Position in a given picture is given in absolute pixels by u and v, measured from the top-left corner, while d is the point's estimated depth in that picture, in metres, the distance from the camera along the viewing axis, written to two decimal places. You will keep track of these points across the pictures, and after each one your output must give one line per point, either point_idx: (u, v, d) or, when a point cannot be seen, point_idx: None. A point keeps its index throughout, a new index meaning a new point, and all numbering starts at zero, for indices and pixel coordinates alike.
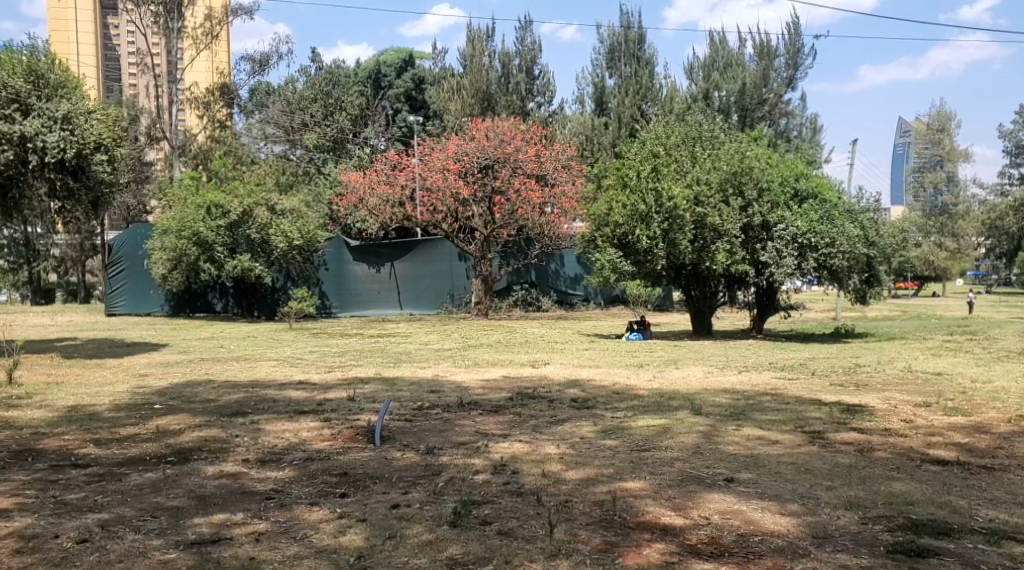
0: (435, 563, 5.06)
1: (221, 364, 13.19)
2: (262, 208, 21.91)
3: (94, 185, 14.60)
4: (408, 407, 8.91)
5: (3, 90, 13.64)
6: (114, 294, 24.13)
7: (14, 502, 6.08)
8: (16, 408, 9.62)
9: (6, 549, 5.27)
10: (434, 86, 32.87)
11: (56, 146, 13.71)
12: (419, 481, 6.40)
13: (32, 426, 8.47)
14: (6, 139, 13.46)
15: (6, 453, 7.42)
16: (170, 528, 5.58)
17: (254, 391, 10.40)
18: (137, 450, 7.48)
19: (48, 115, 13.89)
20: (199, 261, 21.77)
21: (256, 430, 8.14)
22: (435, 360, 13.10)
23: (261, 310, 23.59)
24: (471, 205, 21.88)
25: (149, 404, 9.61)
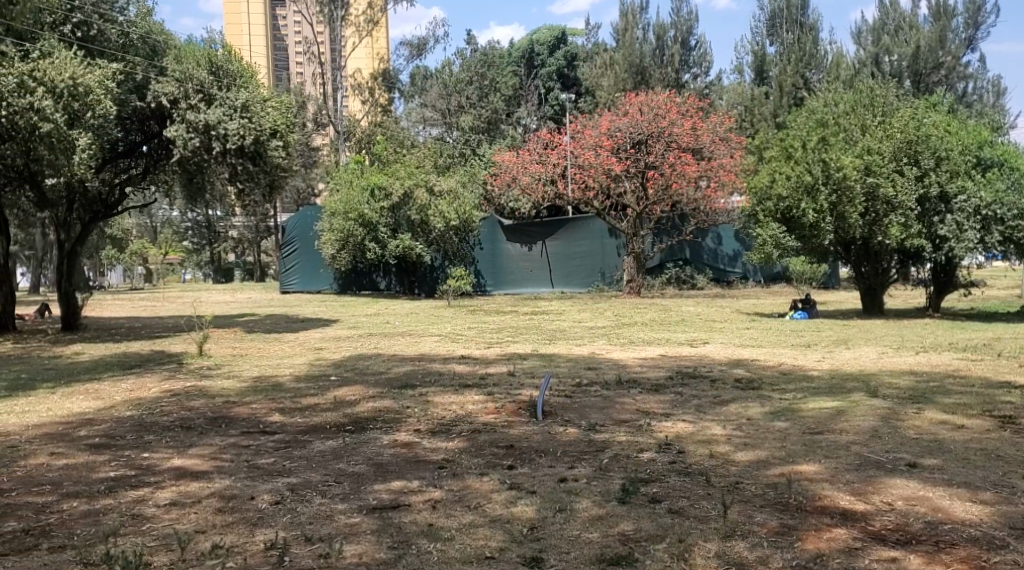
0: (607, 537, 5.10)
1: (387, 338, 13.67)
2: (421, 189, 22.36)
3: (271, 169, 16.05)
4: (568, 383, 8.99)
5: (189, 82, 15.17)
6: (289, 272, 26.66)
7: (213, 465, 6.52)
8: (208, 377, 10.34)
9: (210, 507, 5.66)
10: (588, 62, 32.70)
11: (236, 133, 15.08)
12: (584, 456, 6.46)
13: (223, 396, 9.08)
14: (193, 128, 14.99)
15: (202, 420, 7.97)
16: (352, 493, 5.85)
17: (420, 364, 10.75)
18: (318, 419, 7.86)
19: (229, 104, 15.33)
20: (365, 242, 23.04)
21: (425, 402, 8.40)
22: (591, 338, 13.14)
23: (421, 289, 24.34)
24: (623, 181, 21.65)
25: (326, 376, 10.10)
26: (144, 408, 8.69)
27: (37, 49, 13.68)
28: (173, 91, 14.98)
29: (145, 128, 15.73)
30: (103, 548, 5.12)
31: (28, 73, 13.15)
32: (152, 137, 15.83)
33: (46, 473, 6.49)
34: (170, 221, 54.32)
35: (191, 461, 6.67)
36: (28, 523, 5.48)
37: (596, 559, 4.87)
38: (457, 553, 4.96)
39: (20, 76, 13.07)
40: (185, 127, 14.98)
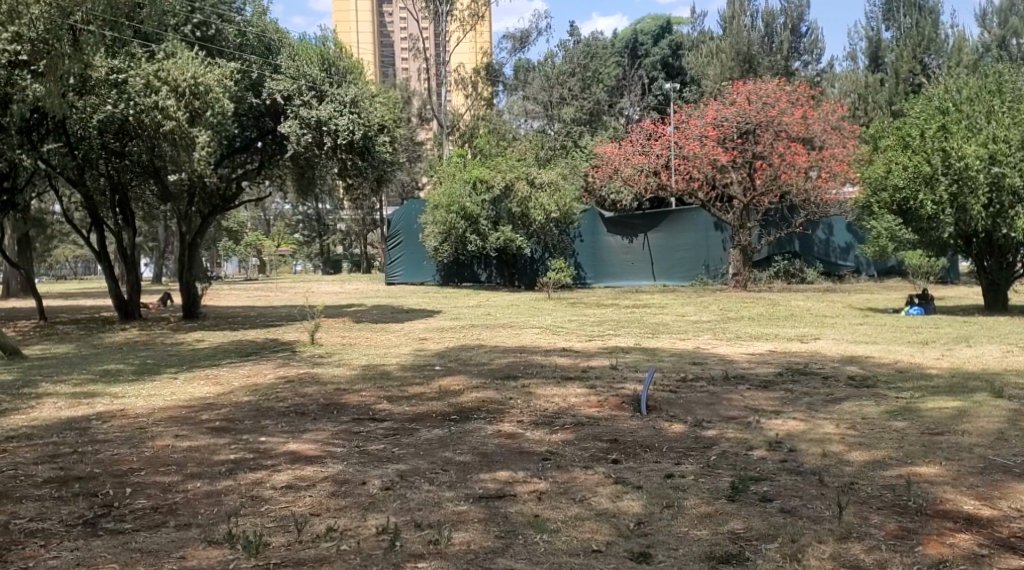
0: (716, 535, 5.02)
1: (490, 330, 13.77)
2: (523, 182, 22.47)
3: (379, 163, 16.44)
4: (672, 377, 8.90)
5: (302, 78, 15.61)
6: (394, 264, 27.21)
7: (325, 451, 6.68)
8: (319, 365, 10.63)
9: (324, 491, 5.81)
10: (693, 51, 32.31)
11: (346, 129, 15.49)
12: (690, 453, 6.37)
13: (333, 383, 9.31)
14: (306, 124, 15.43)
15: (314, 406, 8.19)
16: (459, 481, 5.92)
17: (522, 356, 10.79)
18: (424, 408, 7.97)
19: (339, 100, 15.70)
20: (467, 234, 23.11)
21: (528, 393, 8.42)
22: (695, 332, 12.97)
23: (521, 281, 24.53)
24: (730, 172, 21.23)
25: (430, 366, 10.23)
26: (260, 394, 8.98)
27: (162, 49, 14.26)
28: (287, 87, 15.39)
29: (259, 125, 16.19)
30: (224, 528, 5.30)
31: (154, 73, 13.85)
32: (266, 133, 16.29)
33: (171, 454, 6.78)
34: (282, 214, 56.31)
35: (304, 445, 6.86)
36: (155, 502, 5.73)
37: (706, 557, 4.81)
38: (564, 545, 4.96)
39: (146, 77, 13.82)
40: (299, 123, 15.42)
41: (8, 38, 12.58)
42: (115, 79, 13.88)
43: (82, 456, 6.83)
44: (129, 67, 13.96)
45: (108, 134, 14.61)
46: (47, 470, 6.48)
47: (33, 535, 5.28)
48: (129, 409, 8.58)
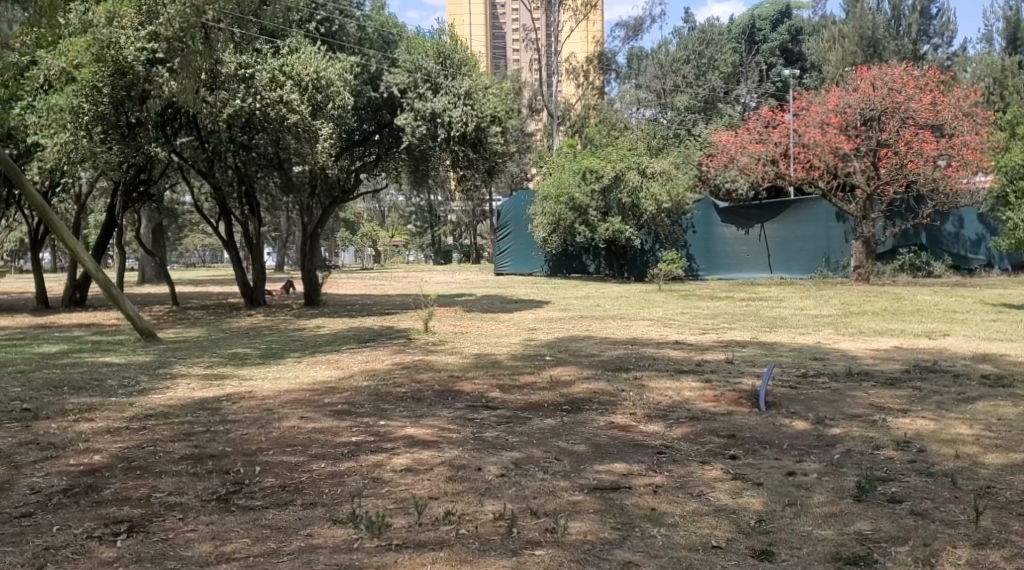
0: (842, 535, 4.86)
1: (602, 321, 13.69)
2: (633, 171, 22.18)
3: (491, 154, 16.62)
4: (792, 373, 8.67)
5: (418, 71, 15.87)
6: (504, 255, 27.95)
7: (442, 436, 6.77)
8: (432, 352, 10.77)
9: (441, 476, 5.89)
10: (815, 37, 31.48)
11: (460, 121, 15.70)
12: (812, 450, 6.19)
13: (447, 370, 9.43)
14: (421, 117, 15.66)
15: (429, 393, 8.30)
16: (573, 472, 5.89)
17: (635, 348, 10.69)
18: (537, 397, 7.97)
19: (453, 92, 15.93)
20: (576, 225, 23.20)
21: (641, 386, 8.33)
22: (815, 326, 12.60)
23: (631, 272, 24.38)
24: (852, 160, 20.53)
25: (541, 355, 10.23)
26: (377, 379, 9.16)
27: (286, 44, 14.92)
28: (403, 80, 15.79)
29: (377, 117, 16.43)
30: (347, 508, 5.42)
31: (279, 68, 14.37)
32: (383, 125, 16.50)
33: (295, 435, 6.98)
34: (395, 205, 57.47)
35: (421, 430, 6.96)
36: (282, 481, 5.91)
37: (832, 558, 4.65)
38: (683, 539, 4.88)
39: (272, 71, 14.29)
40: (415, 115, 15.65)
41: (145, 37, 13.96)
42: (243, 74, 14.28)
43: (214, 435, 7.10)
44: (256, 63, 14.40)
45: (235, 128, 14.86)
46: (181, 447, 6.75)
47: (171, 508, 5.50)
48: (255, 391, 8.87)
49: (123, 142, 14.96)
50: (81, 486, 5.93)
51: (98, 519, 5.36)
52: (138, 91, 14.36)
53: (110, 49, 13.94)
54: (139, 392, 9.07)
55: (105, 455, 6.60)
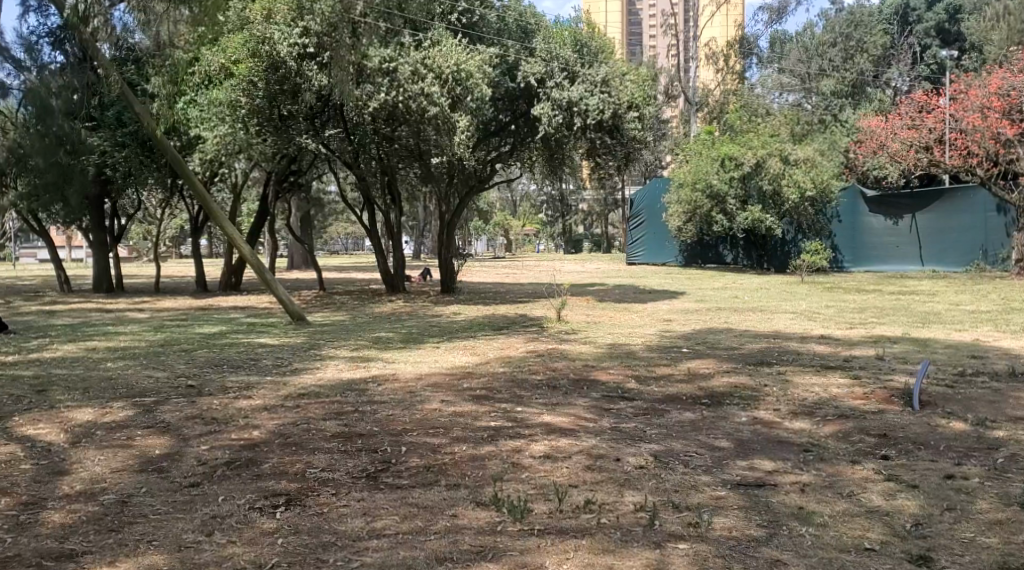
0: (1009, 545, 4.59)
1: (741, 313, 13.38)
2: (775, 158, 21.55)
3: (628, 141, 16.46)
4: (948, 371, 8.24)
5: (555, 60, 15.90)
6: (637, 244, 27.92)
7: (580, 425, 6.75)
8: (567, 341, 10.77)
9: (580, 464, 5.87)
10: (974, 15, 29.91)
11: (597, 108, 15.61)
12: (972, 453, 5.87)
13: (583, 359, 9.40)
14: (558, 105, 15.66)
15: (565, 381, 8.29)
16: (715, 466, 5.77)
17: (777, 342, 10.39)
18: (675, 390, 7.85)
19: (590, 80, 15.91)
20: (712, 213, 22.75)
21: (784, 381, 8.10)
22: (972, 322, 11.95)
23: (770, 263, 23.82)
24: (1016, 147, 19.24)
25: (678, 347, 10.07)
26: (514, 366, 9.22)
27: (428, 37, 15.11)
28: (540, 70, 15.67)
29: (513, 107, 16.63)
30: (490, 492, 5.48)
31: (421, 61, 14.64)
32: (519, 115, 16.70)
33: (437, 418, 7.09)
34: (527, 194, 57.88)
35: (559, 418, 6.96)
36: (426, 462, 6.03)
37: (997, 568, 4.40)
38: (833, 540, 4.70)
39: (415, 65, 14.61)
40: (551, 104, 15.66)
41: (297, 33, 14.31)
42: (387, 68, 14.69)
43: (361, 415, 7.29)
44: (400, 56, 14.73)
45: (380, 121, 15.33)
46: (332, 426, 6.98)
47: (324, 484, 5.70)
48: (398, 375, 9.07)
49: (277, 133, 15.58)
50: (241, 459, 6.20)
51: (259, 492, 5.59)
52: (290, 85, 14.88)
53: (265, 45, 14.39)
54: (290, 373, 9.40)
55: (263, 431, 6.89)
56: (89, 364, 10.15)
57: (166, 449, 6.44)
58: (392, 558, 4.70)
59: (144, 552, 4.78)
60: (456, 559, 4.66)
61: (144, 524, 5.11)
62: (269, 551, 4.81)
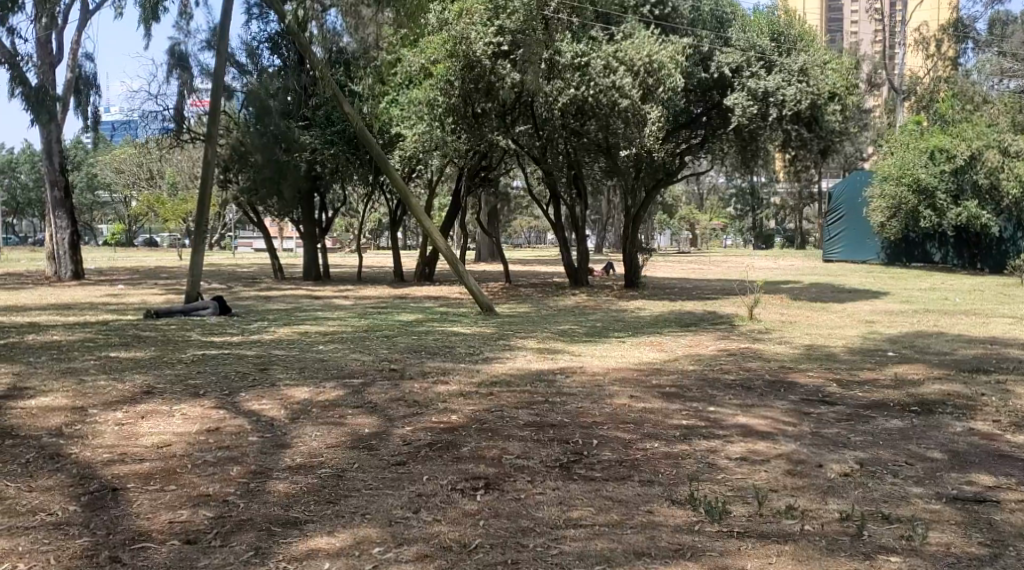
0: None
1: (951, 316, 12.58)
2: (994, 150, 19.96)
3: (826, 133, 15.87)
4: None
5: (751, 49, 15.44)
6: (834, 240, 26.85)
7: (778, 428, 6.55)
8: (761, 341, 10.46)
9: (780, 468, 5.68)
10: None
11: (794, 98, 15.06)
12: None
13: (779, 360, 9.11)
14: (753, 96, 15.17)
15: (761, 382, 8.06)
16: (928, 478, 5.45)
17: (994, 348, 9.70)
18: (881, 395, 7.46)
19: (788, 69, 15.40)
20: (920, 209, 21.55)
21: (1004, 390, 7.55)
22: None
23: (985, 263, 22.26)
24: None
25: (882, 351, 9.59)
26: (705, 364, 9.05)
27: (621, 31, 15.08)
28: (736, 60, 15.33)
29: (706, 98, 16.29)
30: (686, 489, 5.41)
31: (613, 55, 14.60)
32: (712, 106, 16.33)
33: (628, 413, 7.06)
34: (716, 187, 56.82)
35: (755, 420, 6.77)
36: (619, 456, 6.02)
37: None
38: None
39: (607, 59, 14.61)
40: (746, 94, 15.18)
41: (492, 32, 14.49)
42: (579, 62, 14.74)
43: (553, 406, 7.35)
44: (591, 51, 14.77)
45: (569, 115, 15.43)
46: (526, 415, 7.07)
47: (520, 470, 5.79)
48: (588, 368, 9.10)
49: (470, 131, 16.03)
50: (442, 442, 6.39)
51: (460, 474, 5.75)
52: (484, 83, 15.16)
53: (462, 44, 14.73)
54: (484, 361, 9.61)
55: (461, 416, 7.07)
56: (303, 346, 10.77)
57: (373, 429, 6.73)
58: (590, 548, 4.71)
59: (359, 524, 5.00)
60: (654, 555, 4.62)
61: (358, 498, 5.36)
62: (473, 532, 4.93)
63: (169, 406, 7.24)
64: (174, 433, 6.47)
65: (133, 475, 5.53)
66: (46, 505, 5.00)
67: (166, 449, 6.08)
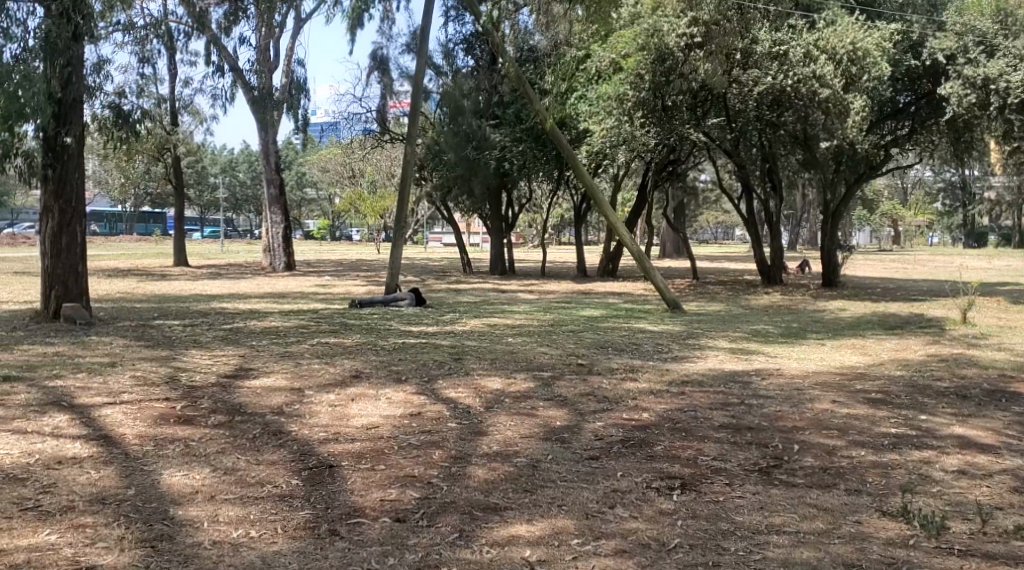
0: None
1: None
2: None
3: None
4: None
5: (970, 33, 14.36)
6: None
7: (1000, 441, 6.14)
8: (975, 346, 9.83)
9: (1004, 485, 5.33)
10: None
11: (1019, 86, 13.69)
12: None
13: (998, 368, 8.53)
14: (970, 84, 14.13)
15: (978, 391, 7.58)
16: None
17: None
18: None
19: (1013, 53, 14.06)
20: None
21: None
22: None
23: None
24: None
25: None
26: (914, 369, 8.58)
27: (822, 18, 14.66)
28: (952, 46, 14.44)
29: (915, 86, 15.58)
30: (896, 501, 5.16)
31: (814, 43, 14.22)
32: (922, 95, 15.59)
33: (831, 418, 6.80)
34: (923, 181, 53.97)
35: (974, 432, 6.38)
36: (822, 463, 5.81)
37: None
38: None
39: (807, 46, 14.20)
40: (962, 83, 14.22)
41: (686, 23, 14.23)
42: (776, 51, 14.35)
43: (749, 408, 7.19)
44: (791, 39, 14.40)
45: (764, 107, 15.03)
46: (720, 416, 6.95)
47: (717, 472, 5.70)
48: (784, 369, 8.83)
49: (660, 125, 15.84)
50: (635, 439, 6.38)
51: (653, 472, 5.72)
52: (675, 75, 14.92)
53: (654, 38, 14.58)
54: (675, 359, 9.50)
55: (654, 414, 7.02)
56: (494, 338, 11.01)
57: (567, 422, 6.79)
58: (795, 555, 4.58)
59: (556, 516, 5.05)
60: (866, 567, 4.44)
61: (554, 489, 5.43)
62: (671, 531, 4.89)
63: (375, 390, 7.57)
64: (380, 416, 6.76)
65: (347, 454, 5.83)
66: (271, 477, 5.34)
67: (374, 431, 6.37)
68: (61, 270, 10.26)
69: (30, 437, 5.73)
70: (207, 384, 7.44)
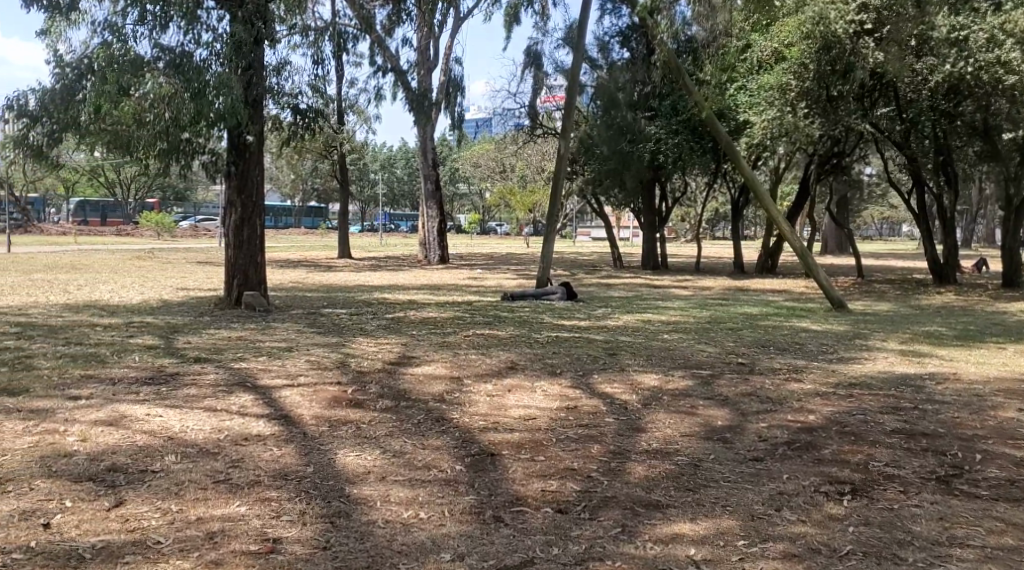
0: None
1: None
2: None
3: None
4: None
5: None
6: None
7: None
8: None
9: None
10: None
11: None
12: None
13: None
14: None
15: None
16: None
17: None
18: None
19: None
20: None
21: None
22: None
23: None
24: None
25: None
26: None
27: None
28: None
29: None
30: None
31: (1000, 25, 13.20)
32: None
33: (1017, 428, 6.39)
34: None
35: None
36: (1008, 474, 5.46)
37: None
38: None
39: (991, 30, 13.24)
40: None
41: (855, 10, 13.78)
42: (956, 37, 13.54)
43: (924, 413, 6.85)
44: (973, 23, 13.46)
45: (939, 96, 14.40)
46: (893, 421, 6.64)
47: (891, 479, 5.45)
48: (962, 375, 8.34)
49: (824, 116, 15.25)
50: (802, 441, 6.17)
51: (822, 476, 5.51)
52: (842, 64, 14.44)
53: (821, 25, 14.19)
54: (840, 360, 9.16)
55: (821, 416, 6.78)
56: (649, 333, 10.91)
57: (729, 421, 6.64)
58: None
59: (720, 516, 4.94)
60: None
61: (718, 489, 5.32)
62: (844, 537, 4.71)
63: (534, 382, 7.62)
64: (538, 408, 6.80)
65: (508, 443, 5.89)
66: (437, 462, 5.45)
67: (533, 422, 6.40)
68: (241, 261, 10.91)
69: (218, 414, 6.06)
70: (374, 370, 7.68)
